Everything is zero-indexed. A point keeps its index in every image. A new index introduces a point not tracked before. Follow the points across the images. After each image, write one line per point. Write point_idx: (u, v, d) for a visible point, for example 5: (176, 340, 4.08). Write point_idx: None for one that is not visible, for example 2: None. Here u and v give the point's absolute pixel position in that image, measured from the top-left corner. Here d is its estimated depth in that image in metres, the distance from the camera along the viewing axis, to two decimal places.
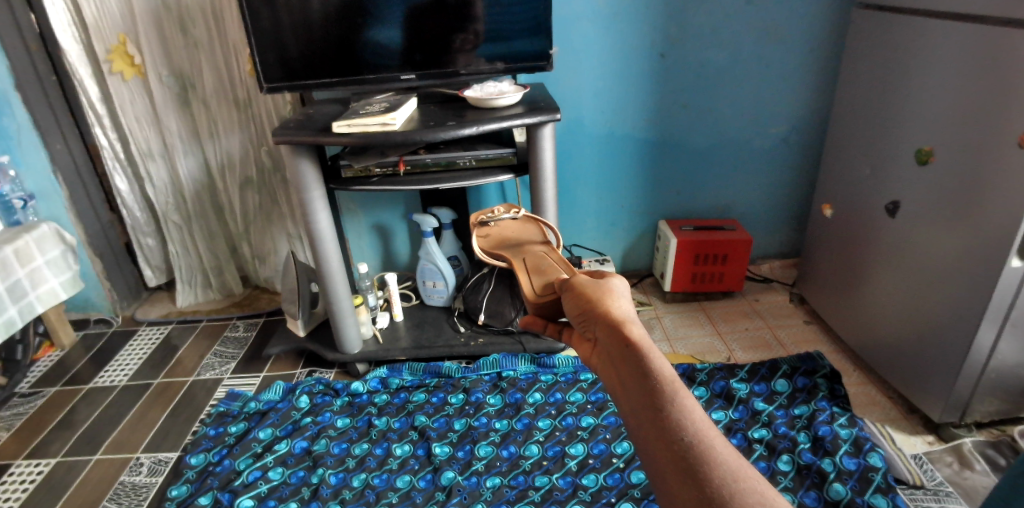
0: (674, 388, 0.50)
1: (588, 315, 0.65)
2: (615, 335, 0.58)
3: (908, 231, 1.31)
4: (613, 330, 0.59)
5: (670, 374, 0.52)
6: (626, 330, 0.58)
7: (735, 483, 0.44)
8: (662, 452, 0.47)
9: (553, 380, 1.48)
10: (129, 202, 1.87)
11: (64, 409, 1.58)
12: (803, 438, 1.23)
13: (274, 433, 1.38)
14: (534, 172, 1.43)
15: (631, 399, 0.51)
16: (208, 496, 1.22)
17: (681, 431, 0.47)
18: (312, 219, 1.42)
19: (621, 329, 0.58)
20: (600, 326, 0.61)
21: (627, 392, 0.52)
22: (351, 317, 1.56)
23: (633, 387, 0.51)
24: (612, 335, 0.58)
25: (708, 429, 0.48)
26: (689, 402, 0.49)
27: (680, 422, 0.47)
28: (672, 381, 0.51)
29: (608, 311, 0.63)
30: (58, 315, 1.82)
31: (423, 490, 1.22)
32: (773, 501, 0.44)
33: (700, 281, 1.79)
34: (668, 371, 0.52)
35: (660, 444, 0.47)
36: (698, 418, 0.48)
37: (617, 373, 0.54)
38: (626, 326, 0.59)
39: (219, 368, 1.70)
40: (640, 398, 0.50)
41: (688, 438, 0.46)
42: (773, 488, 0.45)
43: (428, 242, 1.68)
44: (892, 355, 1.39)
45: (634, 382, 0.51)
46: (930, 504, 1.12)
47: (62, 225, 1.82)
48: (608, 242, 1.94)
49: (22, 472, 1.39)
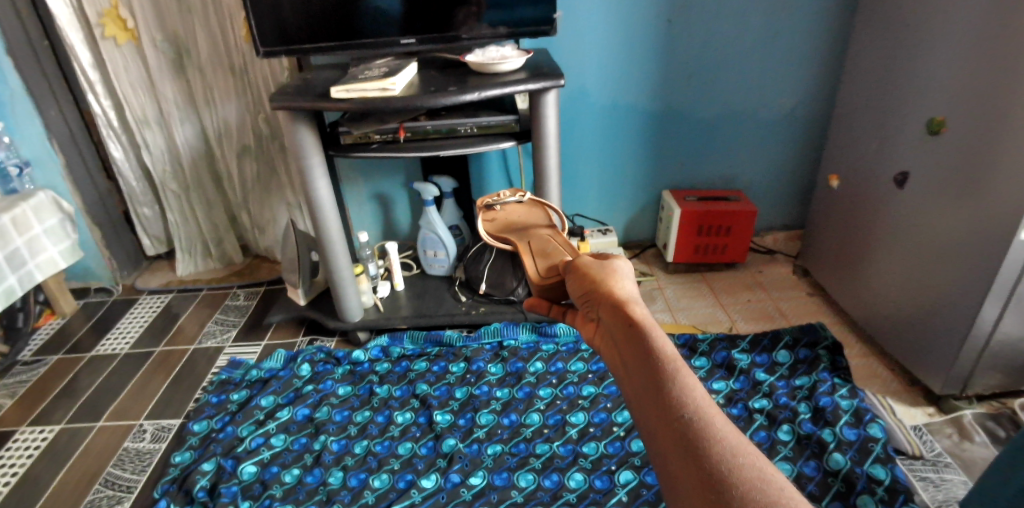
0: (675, 367, 0.50)
1: (592, 297, 0.67)
2: (619, 316, 0.59)
3: (918, 201, 1.28)
4: (616, 312, 0.60)
5: (673, 352, 0.52)
6: (629, 311, 0.59)
7: (735, 458, 0.44)
8: (662, 427, 0.46)
9: (554, 350, 1.48)
10: (125, 170, 1.85)
11: (66, 377, 1.59)
12: (804, 408, 1.23)
13: (276, 401, 1.38)
14: (537, 139, 1.40)
15: (634, 380, 0.52)
16: (212, 463, 1.23)
17: (682, 408, 0.47)
18: (312, 186, 1.40)
19: (625, 310, 0.60)
20: (604, 307, 0.63)
21: (630, 371, 0.53)
22: (352, 287, 1.55)
23: (637, 367, 0.52)
24: (616, 316, 0.60)
25: (707, 406, 0.47)
26: (690, 380, 0.49)
27: (680, 399, 0.47)
28: (673, 359, 0.51)
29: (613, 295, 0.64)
30: (58, 284, 1.82)
31: (424, 456, 1.23)
32: (773, 478, 0.43)
33: (703, 252, 1.78)
34: (669, 350, 0.52)
35: (659, 421, 0.47)
36: (700, 395, 0.48)
37: (621, 354, 0.55)
38: (629, 307, 0.60)
39: (220, 336, 1.71)
40: (643, 378, 0.51)
41: (688, 414, 0.46)
42: (772, 465, 0.44)
43: (429, 211, 1.67)
44: (896, 327, 1.38)
45: (638, 361, 0.52)
46: (928, 474, 1.12)
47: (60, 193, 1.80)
48: (611, 212, 1.92)
49: (27, 439, 1.40)
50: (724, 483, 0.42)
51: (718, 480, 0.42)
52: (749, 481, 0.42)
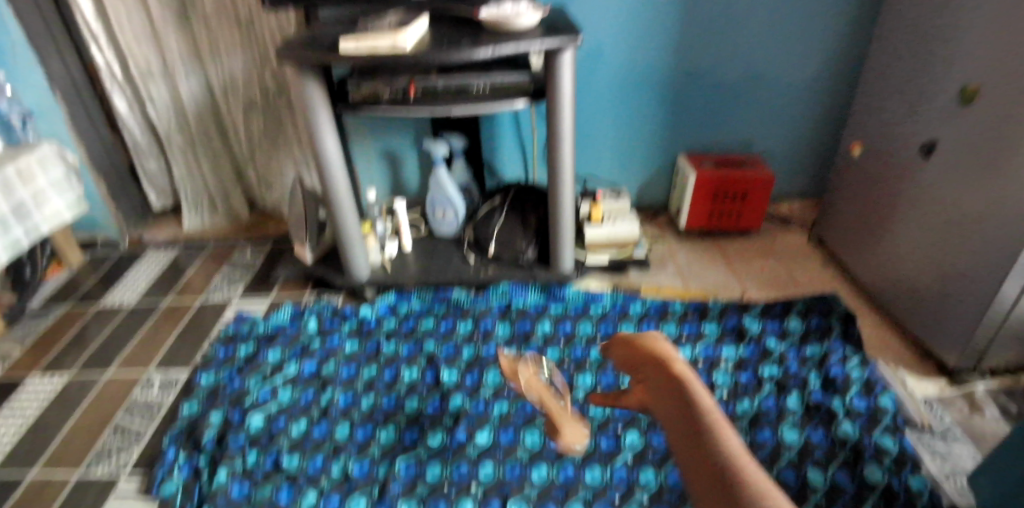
0: (712, 421, 0.58)
1: (632, 359, 0.71)
2: (661, 375, 0.65)
3: (944, 171, 1.24)
4: (659, 370, 0.66)
5: (710, 407, 0.60)
6: (669, 369, 0.65)
7: (762, 492, 0.50)
8: (702, 471, 0.54)
9: (563, 311, 1.47)
10: (129, 123, 1.82)
11: (75, 328, 1.60)
12: (815, 377, 1.22)
13: (283, 355, 1.38)
14: (551, 98, 1.35)
15: (677, 428, 0.59)
16: (219, 414, 1.24)
17: (718, 454, 0.54)
18: (319, 142, 1.37)
19: (667, 370, 0.65)
20: (645, 366, 0.68)
21: (674, 421, 0.60)
22: (360, 245, 1.54)
23: (679, 419, 0.59)
24: (658, 376, 0.65)
25: (741, 455, 0.54)
26: (725, 433, 0.56)
27: (718, 448, 0.55)
28: (711, 414, 0.59)
29: (656, 347, 0.70)
30: (65, 236, 1.81)
31: (430, 414, 1.23)
32: None
33: (717, 218, 1.74)
34: (707, 405, 0.60)
35: (700, 465, 0.54)
36: (734, 446, 0.55)
37: (666, 407, 0.62)
38: (670, 366, 0.66)
39: (228, 289, 1.71)
40: (687, 428, 0.58)
41: (723, 460, 0.53)
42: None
43: (439, 169, 1.64)
44: (912, 299, 1.36)
45: (681, 412, 0.60)
46: (937, 446, 1.11)
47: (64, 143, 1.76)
48: (624, 175, 1.88)
49: (37, 387, 1.41)
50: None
51: (750, 507, 0.49)
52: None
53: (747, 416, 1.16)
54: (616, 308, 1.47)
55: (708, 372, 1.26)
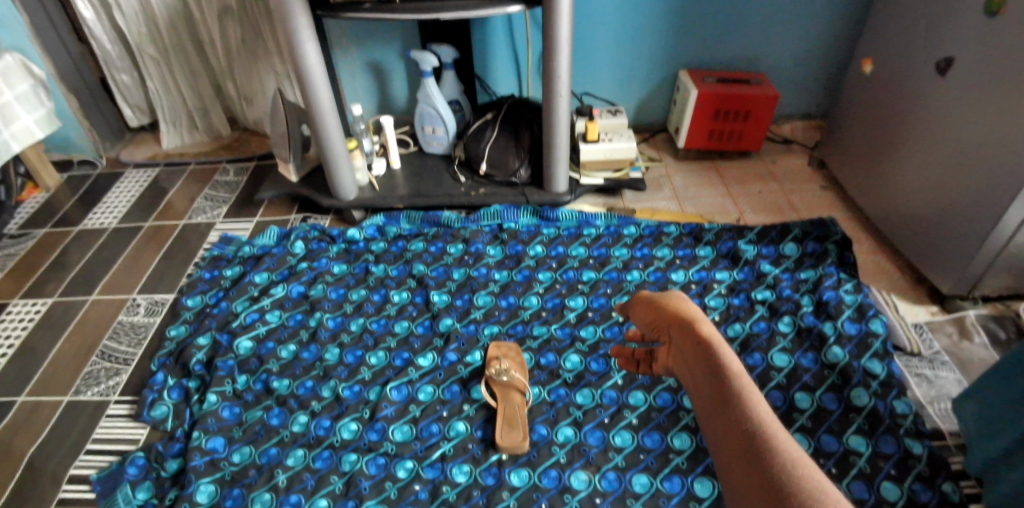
0: (741, 384, 0.54)
1: (658, 319, 0.67)
2: (687, 335, 0.61)
3: (958, 91, 1.18)
4: (686, 330, 0.61)
5: (738, 368, 0.55)
6: (697, 328, 0.61)
7: (795, 470, 0.47)
8: (727, 439, 0.51)
9: (556, 234, 1.44)
10: (97, 32, 1.69)
11: (55, 251, 1.55)
12: (807, 302, 1.21)
13: (271, 277, 1.36)
14: (548, 3, 1.25)
15: (703, 395, 0.55)
16: (207, 337, 1.23)
17: (745, 421, 0.51)
18: (299, 51, 1.28)
19: (693, 329, 0.61)
20: (673, 327, 0.64)
21: (699, 388, 0.56)
22: (346, 164, 1.47)
23: (704, 384, 0.55)
24: (684, 336, 0.61)
25: (770, 421, 0.51)
26: (755, 398, 0.53)
27: (745, 414, 0.51)
28: (740, 376, 0.55)
29: (679, 305, 0.66)
30: (37, 155, 1.73)
31: (421, 336, 1.23)
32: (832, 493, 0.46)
33: (717, 139, 1.68)
34: (737, 366, 0.56)
35: (724, 434, 0.51)
36: (763, 411, 0.52)
37: (692, 370, 0.58)
38: (697, 324, 0.61)
39: (211, 212, 1.65)
40: (708, 388, 0.55)
41: (750, 427, 0.50)
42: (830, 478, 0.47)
43: (428, 83, 1.55)
44: (911, 225, 1.33)
45: (705, 377, 0.56)
46: (923, 371, 1.13)
47: (28, 56, 1.65)
48: (622, 92, 1.80)
49: (21, 311, 1.39)
50: (784, 492, 0.45)
51: (779, 488, 0.46)
52: (808, 490, 0.45)
53: (738, 339, 1.16)
54: (610, 231, 1.44)
55: (700, 296, 1.26)
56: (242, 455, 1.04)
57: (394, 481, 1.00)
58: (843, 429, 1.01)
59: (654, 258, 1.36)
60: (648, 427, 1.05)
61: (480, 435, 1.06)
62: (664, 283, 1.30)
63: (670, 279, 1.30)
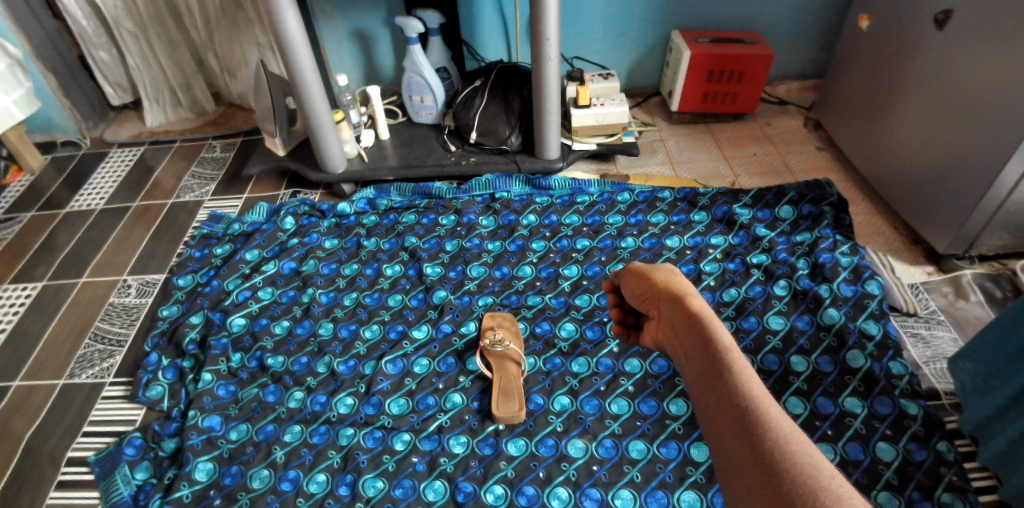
0: (731, 358, 0.52)
1: (648, 293, 0.65)
2: (677, 309, 0.59)
3: (957, 45, 1.15)
4: (675, 304, 0.60)
5: (730, 342, 0.54)
6: (688, 304, 0.59)
7: (787, 446, 0.46)
8: (720, 416, 0.50)
9: (548, 202, 1.42)
10: (71, 7, 1.63)
11: (43, 234, 1.53)
12: (803, 265, 1.20)
13: (262, 255, 1.34)
14: None
15: (692, 369, 0.55)
16: (199, 316, 1.22)
17: (737, 397, 0.50)
18: (279, 20, 1.23)
19: (682, 304, 0.59)
20: (664, 301, 0.62)
21: (691, 362, 0.55)
22: (333, 135, 1.44)
23: (696, 359, 0.54)
24: (674, 311, 0.60)
25: (763, 397, 0.50)
26: (746, 372, 0.51)
27: (737, 390, 0.50)
28: (730, 350, 0.53)
29: (669, 278, 0.64)
30: (19, 137, 1.67)
31: (414, 308, 1.22)
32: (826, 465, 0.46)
33: (711, 102, 1.66)
34: (728, 340, 0.54)
35: (717, 410, 0.50)
36: (755, 387, 0.51)
37: (682, 346, 0.57)
38: (687, 299, 0.60)
39: (199, 190, 1.62)
40: (700, 364, 0.54)
41: (743, 403, 0.49)
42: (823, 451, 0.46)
43: (414, 50, 1.50)
44: (908, 184, 1.32)
45: (695, 351, 0.55)
46: (919, 331, 1.13)
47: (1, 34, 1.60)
48: (613, 55, 1.75)
49: (10, 296, 1.37)
50: (776, 467, 0.45)
51: (771, 463, 0.45)
52: (801, 466, 0.45)
53: (734, 304, 1.16)
54: (603, 198, 1.42)
55: (695, 261, 1.25)
56: (239, 432, 1.04)
57: (393, 453, 1.00)
58: (839, 391, 1.02)
59: (648, 225, 1.34)
60: (643, 393, 1.05)
61: (477, 406, 1.06)
62: (658, 250, 1.28)
63: (664, 245, 1.29)
